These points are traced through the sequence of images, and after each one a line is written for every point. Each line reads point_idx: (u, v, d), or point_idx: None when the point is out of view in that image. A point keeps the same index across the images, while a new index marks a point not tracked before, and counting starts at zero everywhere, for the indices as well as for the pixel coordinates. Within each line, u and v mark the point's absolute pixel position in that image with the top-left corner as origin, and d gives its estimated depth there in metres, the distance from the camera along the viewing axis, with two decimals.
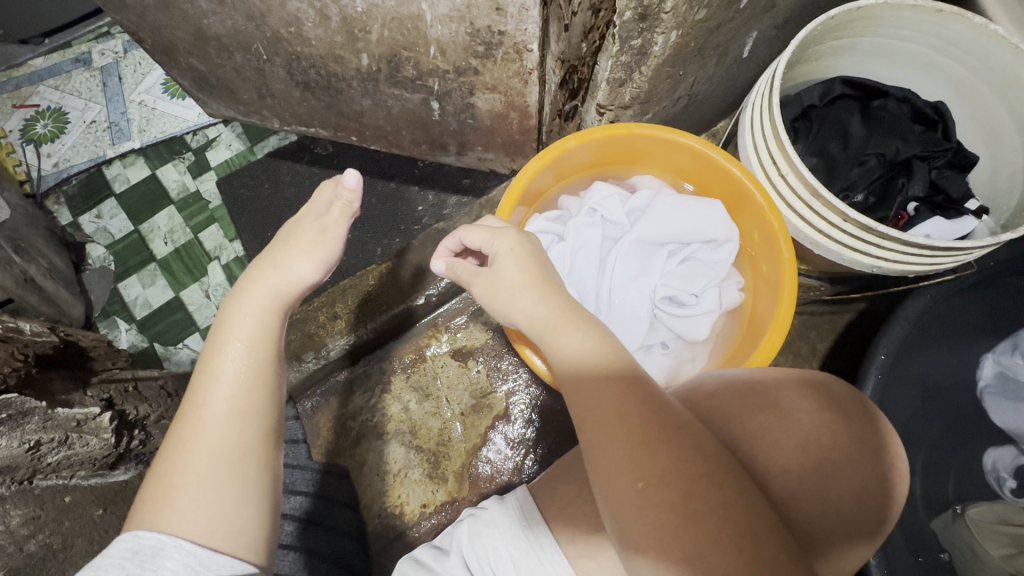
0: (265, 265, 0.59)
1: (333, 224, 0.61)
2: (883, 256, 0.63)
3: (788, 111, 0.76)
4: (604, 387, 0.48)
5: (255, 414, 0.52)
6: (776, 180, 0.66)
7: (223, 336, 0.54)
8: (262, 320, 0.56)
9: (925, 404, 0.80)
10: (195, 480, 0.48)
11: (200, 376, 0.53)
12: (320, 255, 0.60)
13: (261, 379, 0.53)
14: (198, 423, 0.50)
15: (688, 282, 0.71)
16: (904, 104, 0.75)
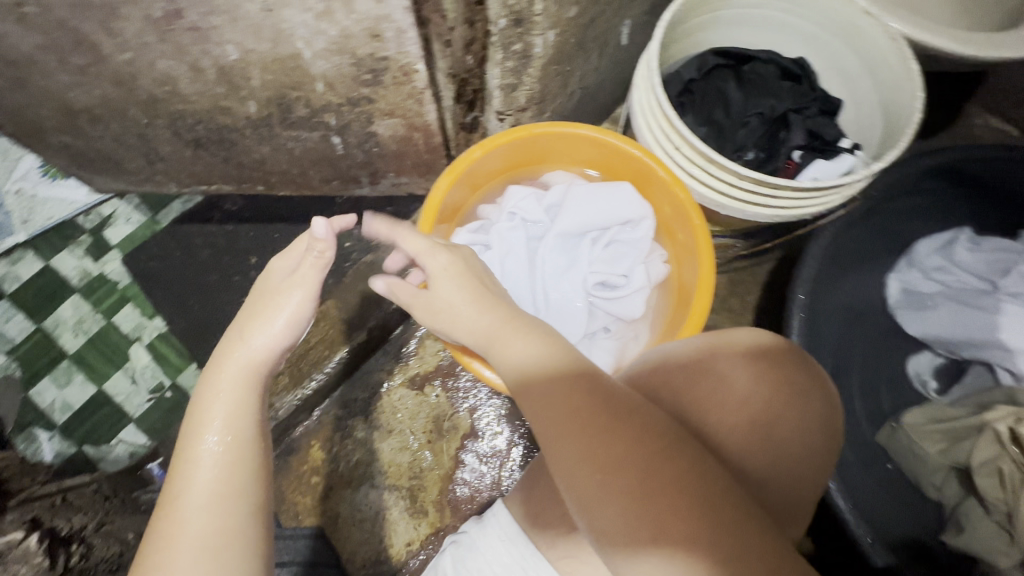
0: (235, 337, 0.57)
1: (306, 275, 0.59)
2: (781, 206, 0.67)
3: (672, 88, 0.80)
4: (564, 389, 0.49)
5: (233, 492, 0.48)
6: (673, 153, 0.70)
7: (199, 414, 0.52)
8: (241, 394, 0.53)
9: (848, 332, 0.87)
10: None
11: (172, 468, 0.50)
12: (290, 315, 0.58)
13: (237, 453, 0.50)
14: (173, 516, 0.47)
15: (614, 265, 0.74)
16: (771, 65, 0.81)
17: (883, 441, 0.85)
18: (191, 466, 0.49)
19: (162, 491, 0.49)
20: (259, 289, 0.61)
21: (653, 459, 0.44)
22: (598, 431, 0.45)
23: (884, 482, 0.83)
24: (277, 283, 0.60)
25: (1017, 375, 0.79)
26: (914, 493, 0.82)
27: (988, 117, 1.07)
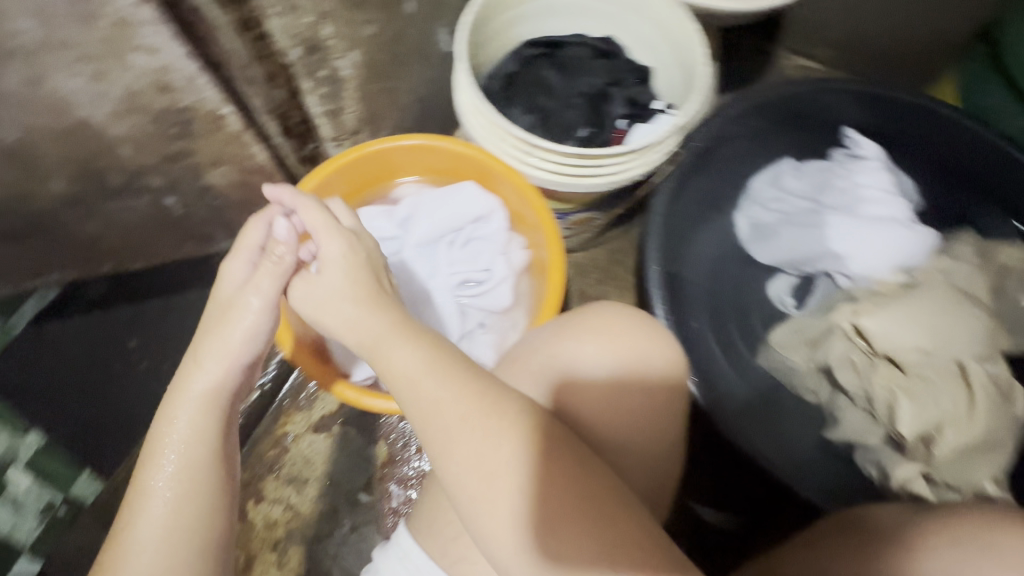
0: (193, 359, 0.55)
1: (260, 282, 0.56)
2: (609, 172, 0.72)
3: (494, 85, 0.83)
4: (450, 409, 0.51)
5: (184, 529, 0.51)
6: (501, 145, 0.72)
7: (154, 448, 0.53)
8: (193, 427, 0.53)
9: (706, 275, 0.95)
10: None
11: (129, 500, 0.52)
12: (243, 329, 0.55)
13: (191, 490, 0.52)
14: (124, 553, 0.50)
15: (475, 262, 0.76)
16: (582, 47, 0.87)
17: (758, 362, 0.92)
18: (144, 498, 0.52)
19: (121, 513, 0.52)
20: (215, 304, 0.57)
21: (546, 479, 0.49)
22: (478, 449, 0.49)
23: (769, 398, 0.90)
24: (229, 282, 0.57)
25: (851, 277, 0.89)
26: (795, 399, 0.90)
27: (795, 57, 1.18)
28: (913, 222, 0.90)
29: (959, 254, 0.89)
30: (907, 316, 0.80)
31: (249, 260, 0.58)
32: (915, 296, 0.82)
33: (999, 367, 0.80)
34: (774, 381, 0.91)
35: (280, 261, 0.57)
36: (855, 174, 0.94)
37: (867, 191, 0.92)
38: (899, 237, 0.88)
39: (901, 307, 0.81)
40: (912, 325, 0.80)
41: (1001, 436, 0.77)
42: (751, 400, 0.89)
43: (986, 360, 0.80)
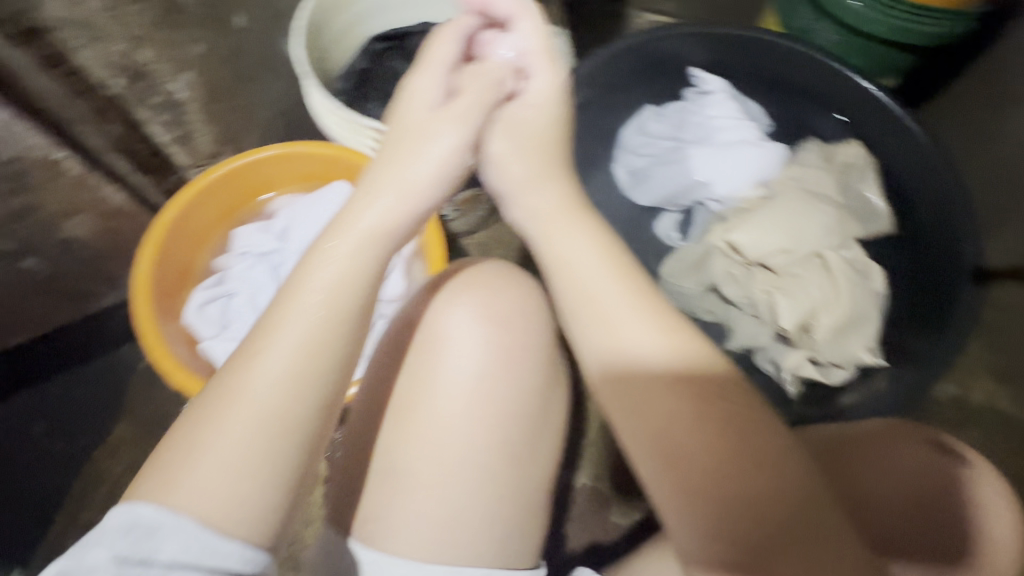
0: (426, 133, 0.57)
1: (470, 88, 0.61)
2: None
3: (347, 84, 0.84)
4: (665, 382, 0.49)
5: (313, 375, 0.44)
6: (360, 138, 0.74)
7: (334, 245, 0.49)
8: (358, 254, 0.49)
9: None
10: (221, 451, 0.41)
11: (257, 327, 0.46)
12: (469, 131, 0.58)
13: (334, 334, 0.46)
14: (238, 386, 0.43)
15: (360, 257, 0.76)
16: (428, 34, 0.89)
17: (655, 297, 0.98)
18: (257, 341, 0.45)
19: (233, 352, 0.46)
20: (404, 120, 0.59)
21: (744, 472, 0.44)
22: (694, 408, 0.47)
23: None
24: (428, 78, 0.61)
25: (720, 201, 0.99)
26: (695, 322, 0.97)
27: (645, 15, 1.25)
28: (762, 140, 0.99)
29: (807, 161, 0.98)
30: (770, 223, 0.88)
31: (442, 76, 0.62)
32: (775, 204, 0.90)
33: (854, 252, 0.90)
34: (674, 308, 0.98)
35: (483, 79, 0.61)
36: (705, 107, 1.02)
37: (719, 121, 1.00)
38: (750, 156, 0.97)
39: (764, 217, 0.89)
40: (777, 231, 0.88)
41: (869, 311, 0.87)
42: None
43: (841, 248, 0.90)
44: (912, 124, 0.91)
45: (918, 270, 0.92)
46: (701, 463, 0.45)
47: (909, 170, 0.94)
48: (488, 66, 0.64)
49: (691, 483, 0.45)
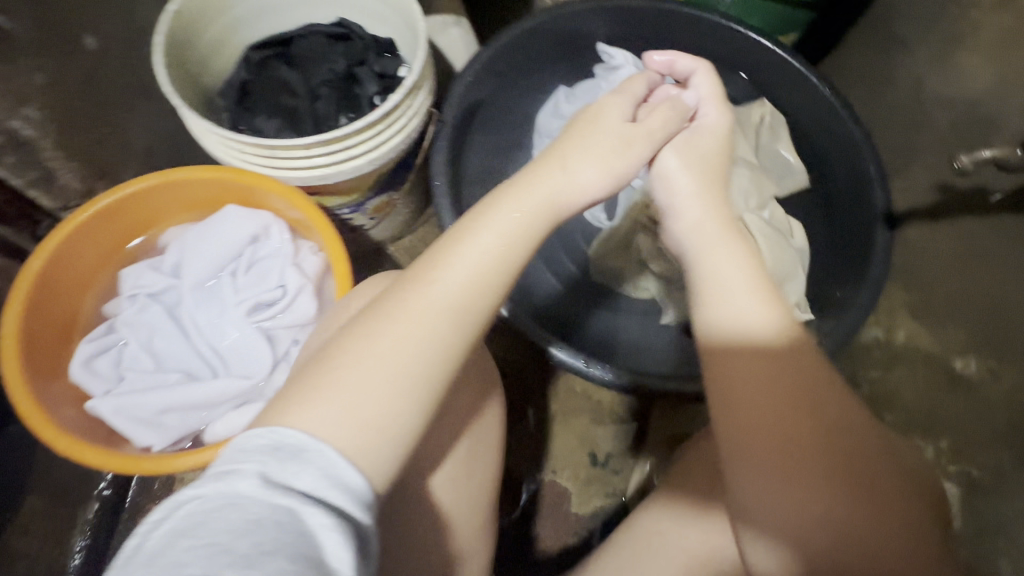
0: (555, 161, 0.55)
1: (653, 120, 0.58)
2: (363, 150, 0.71)
3: (227, 99, 0.78)
4: (794, 381, 0.48)
5: (468, 321, 0.49)
6: (242, 156, 0.68)
7: (461, 244, 0.51)
8: (499, 252, 0.51)
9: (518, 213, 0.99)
10: (350, 391, 0.44)
11: (430, 254, 0.51)
12: (614, 165, 0.56)
13: (480, 296, 0.49)
14: (420, 302, 0.48)
15: (264, 283, 0.71)
16: (312, 36, 0.83)
17: (586, 281, 0.97)
18: (400, 305, 0.47)
19: (370, 306, 0.49)
20: (584, 114, 0.58)
21: (866, 515, 0.44)
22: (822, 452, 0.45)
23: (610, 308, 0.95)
24: (604, 141, 0.56)
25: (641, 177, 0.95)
26: (629, 300, 0.96)
27: None
28: None
29: None
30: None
31: (629, 104, 0.60)
32: None
33: (773, 210, 0.92)
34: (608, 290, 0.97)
35: (648, 135, 0.58)
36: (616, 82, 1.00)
37: None
38: None
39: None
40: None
41: (793, 267, 0.88)
42: (589, 317, 0.94)
43: (760, 209, 0.91)
44: (811, 75, 0.92)
45: (835, 222, 0.94)
46: (817, 514, 0.44)
47: (815, 125, 0.96)
48: (655, 95, 0.64)
49: (795, 518, 0.45)
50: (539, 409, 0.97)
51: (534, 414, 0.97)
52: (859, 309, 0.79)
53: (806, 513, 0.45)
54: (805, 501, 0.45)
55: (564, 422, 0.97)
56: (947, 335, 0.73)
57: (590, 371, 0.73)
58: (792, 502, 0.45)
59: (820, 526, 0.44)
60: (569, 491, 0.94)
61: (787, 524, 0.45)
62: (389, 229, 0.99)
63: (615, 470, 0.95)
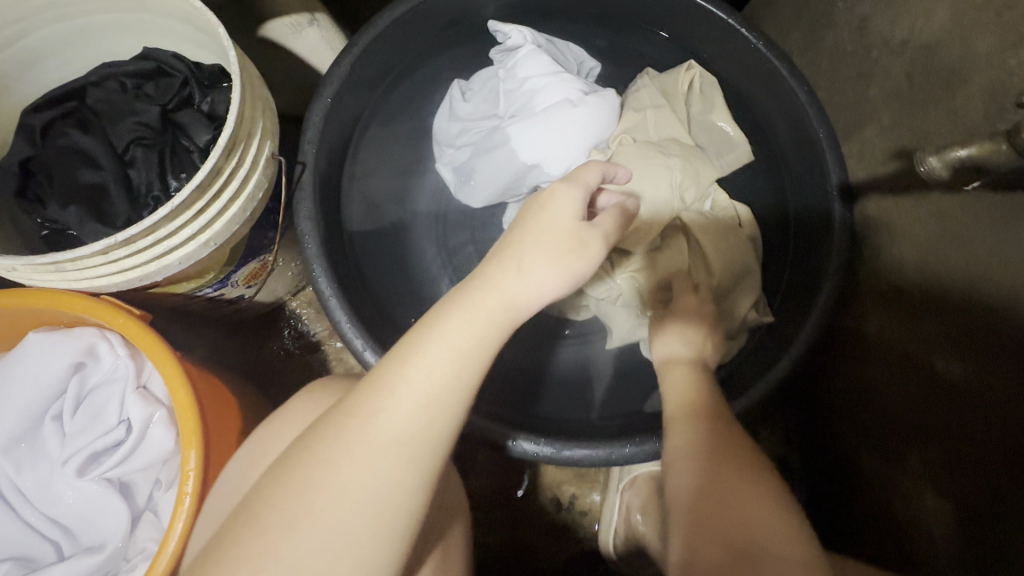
0: (507, 261, 0.43)
1: (593, 237, 0.46)
2: (185, 238, 0.55)
3: (6, 186, 0.60)
4: (711, 422, 0.55)
5: (425, 450, 0.39)
6: (27, 277, 0.52)
7: (410, 360, 0.40)
8: (450, 369, 0.40)
9: (430, 233, 0.90)
10: (295, 537, 0.35)
11: (389, 360, 0.41)
12: (574, 269, 0.44)
13: (441, 417, 0.39)
14: (367, 429, 0.38)
15: (101, 421, 0.56)
16: (111, 81, 0.65)
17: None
18: (339, 450, 0.38)
19: (296, 448, 0.39)
20: (533, 207, 0.46)
21: (764, 531, 0.45)
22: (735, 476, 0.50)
23: (549, 337, 0.84)
24: (559, 241, 0.44)
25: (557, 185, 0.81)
26: (570, 323, 0.85)
27: None
28: (588, 93, 0.82)
29: (644, 102, 0.84)
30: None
31: (581, 192, 0.48)
32: None
33: (714, 197, 0.80)
34: (542, 314, 0.85)
35: (603, 237, 0.47)
36: (516, 68, 0.83)
37: (533, 83, 0.82)
38: (578, 118, 0.80)
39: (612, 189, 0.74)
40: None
41: (747, 261, 0.77)
42: (526, 353, 0.82)
43: (700, 201, 0.79)
44: (740, 28, 0.76)
45: (786, 197, 0.82)
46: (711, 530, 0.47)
47: (752, 85, 0.82)
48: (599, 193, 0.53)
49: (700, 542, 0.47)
50: (490, 460, 0.86)
51: (484, 466, 0.86)
52: (826, 308, 0.68)
53: (690, 533, 0.49)
54: (692, 517, 0.49)
55: (519, 469, 0.87)
56: (923, 331, 0.64)
57: (522, 448, 0.61)
58: (680, 530, 0.50)
59: (716, 541, 0.46)
60: (536, 545, 0.85)
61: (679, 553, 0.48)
62: (281, 287, 0.84)
63: (582, 510, 0.87)
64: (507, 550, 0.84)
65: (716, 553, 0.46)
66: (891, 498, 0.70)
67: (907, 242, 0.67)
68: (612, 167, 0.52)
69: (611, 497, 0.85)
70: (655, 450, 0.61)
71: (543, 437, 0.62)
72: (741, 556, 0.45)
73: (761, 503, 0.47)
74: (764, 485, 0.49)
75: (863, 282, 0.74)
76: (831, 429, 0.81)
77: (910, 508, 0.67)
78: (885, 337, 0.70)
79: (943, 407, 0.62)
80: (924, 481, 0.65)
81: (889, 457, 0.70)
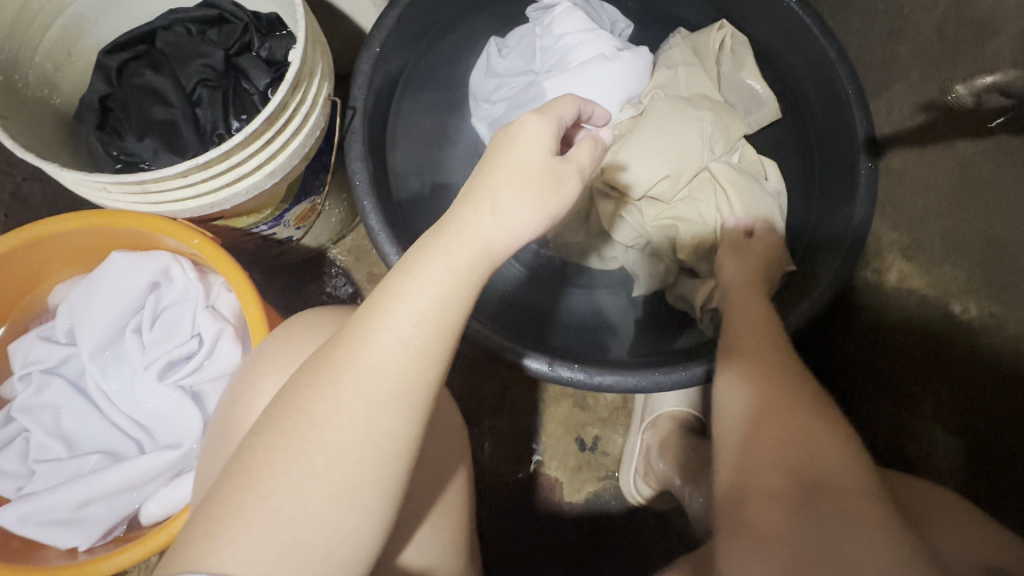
0: (481, 203, 0.45)
1: (565, 174, 0.48)
2: (254, 168, 0.59)
3: (87, 120, 0.65)
4: (771, 365, 0.56)
5: (414, 398, 0.42)
6: (111, 197, 0.57)
7: (388, 317, 0.42)
8: (428, 319, 0.42)
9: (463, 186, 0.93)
10: (313, 462, 0.40)
11: (370, 309, 0.43)
12: (548, 207, 0.46)
13: (424, 365, 0.42)
14: (355, 382, 0.41)
15: (177, 335, 0.62)
16: (177, 26, 0.70)
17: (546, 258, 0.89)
18: (333, 409, 0.41)
19: (283, 407, 0.42)
20: (497, 146, 0.47)
21: (824, 457, 0.48)
22: (793, 410, 0.51)
23: (577, 285, 0.88)
24: (534, 177, 0.46)
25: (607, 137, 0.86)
26: (598, 272, 0.89)
27: None
28: (622, 50, 0.85)
29: (676, 60, 0.87)
30: (615, 170, 0.78)
31: (554, 130, 0.48)
32: (644, 122, 0.79)
33: (742, 152, 0.84)
34: (571, 262, 0.89)
35: (579, 173, 0.49)
36: (552, 24, 0.87)
37: (569, 39, 0.85)
38: (611, 73, 0.83)
39: (608, 164, 0.78)
40: (620, 174, 0.77)
41: (772, 213, 0.80)
42: (554, 297, 0.86)
43: (728, 154, 0.82)
44: None
45: (813, 155, 0.84)
46: (774, 459, 0.50)
47: (783, 45, 0.83)
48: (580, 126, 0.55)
49: (762, 472, 0.50)
50: (520, 401, 0.91)
51: (511, 407, 0.91)
52: (840, 266, 0.72)
53: (749, 457, 0.52)
54: (750, 446, 0.52)
55: (546, 410, 0.91)
56: (942, 275, 0.68)
57: (556, 372, 0.66)
58: (736, 454, 0.53)
59: (779, 471, 0.49)
60: (561, 481, 0.90)
61: (736, 481, 0.52)
62: (324, 233, 0.89)
63: (605, 452, 0.91)
64: (533, 486, 0.89)
65: (779, 481, 0.48)
66: (896, 436, 0.74)
67: (926, 192, 0.70)
68: (589, 105, 0.55)
69: (633, 439, 0.89)
70: (681, 380, 0.65)
71: (576, 364, 0.66)
72: (803, 483, 0.47)
73: (822, 437, 0.49)
74: (822, 413, 0.51)
75: (882, 238, 0.75)
76: (828, 378, 0.82)
77: (919, 447, 0.71)
78: (904, 291, 0.71)
79: (973, 366, 0.65)
80: (933, 420, 0.70)
81: (901, 404, 0.73)
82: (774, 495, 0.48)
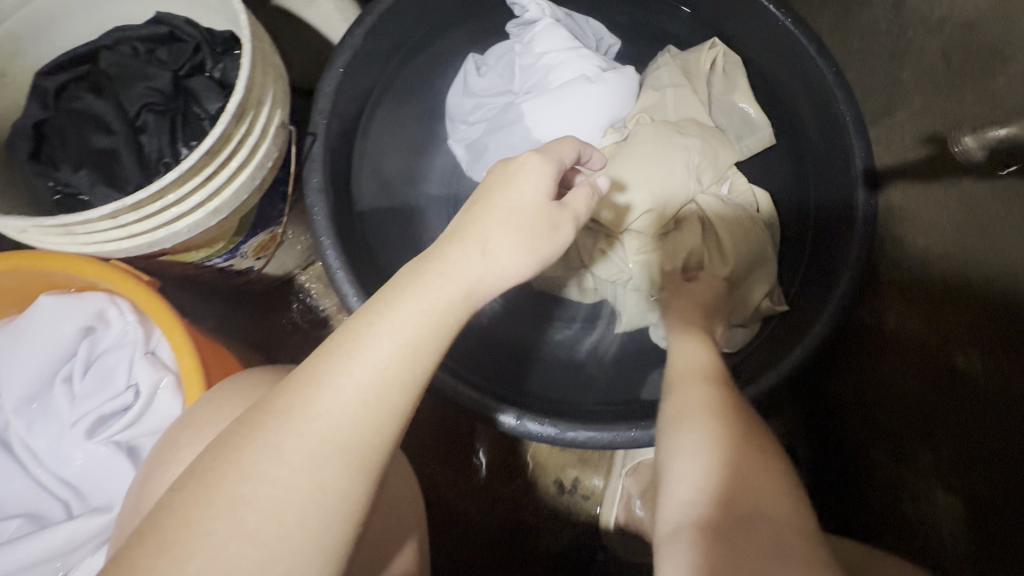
0: (471, 243, 0.41)
1: (562, 219, 0.45)
2: (193, 207, 0.54)
3: (20, 148, 0.60)
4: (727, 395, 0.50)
5: (372, 454, 0.36)
6: (35, 239, 0.52)
7: (350, 356, 0.36)
8: (397, 363, 0.37)
9: (439, 211, 0.88)
10: (238, 527, 0.32)
11: (330, 346, 0.37)
12: (540, 251, 0.43)
13: (388, 415, 0.36)
14: (302, 429, 0.34)
15: (111, 386, 0.57)
16: (123, 46, 0.65)
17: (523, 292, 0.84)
18: (270, 461, 0.34)
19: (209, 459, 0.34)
20: (489, 185, 0.44)
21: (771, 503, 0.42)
22: (750, 447, 0.46)
23: (556, 321, 0.83)
24: (529, 221, 0.43)
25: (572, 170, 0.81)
26: (579, 307, 0.84)
27: None
28: (606, 70, 0.79)
29: (664, 81, 0.82)
30: (615, 190, 0.72)
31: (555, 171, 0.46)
32: (630, 149, 0.74)
33: (732, 181, 0.79)
34: (550, 295, 0.84)
35: (575, 220, 0.46)
36: (532, 42, 0.81)
37: (550, 58, 0.80)
38: (594, 95, 0.78)
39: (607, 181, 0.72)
40: (620, 194, 0.72)
41: (763, 248, 0.75)
42: (531, 334, 0.81)
43: (718, 183, 0.77)
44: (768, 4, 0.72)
45: (808, 183, 0.79)
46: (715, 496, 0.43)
47: (778, 65, 0.78)
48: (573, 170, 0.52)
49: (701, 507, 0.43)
50: (496, 439, 0.86)
51: (487, 446, 0.86)
52: (840, 304, 0.66)
53: (702, 488, 0.44)
54: (709, 475, 0.44)
55: (524, 450, 0.86)
56: (945, 321, 0.62)
57: (526, 428, 0.60)
58: (685, 483, 0.45)
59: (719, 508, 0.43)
60: (537, 525, 0.85)
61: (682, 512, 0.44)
62: (290, 260, 0.84)
63: (586, 493, 0.86)
64: (508, 530, 0.84)
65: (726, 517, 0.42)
66: (897, 496, 0.68)
67: (933, 232, 0.64)
68: (588, 147, 0.52)
69: (615, 482, 0.84)
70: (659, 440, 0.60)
71: (547, 418, 0.61)
72: (745, 523, 0.41)
73: (771, 472, 0.45)
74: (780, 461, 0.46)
75: (885, 276, 0.70)
76: (840, 422, 0.78)
77: (919, 505, 0.64)
78: (908, 330, 0.66)
79: (980, 411, 0.59)
80: (934, 480, 0.63)
81: (899, 459, 0.68)
82: (716, 533, 0.42)
